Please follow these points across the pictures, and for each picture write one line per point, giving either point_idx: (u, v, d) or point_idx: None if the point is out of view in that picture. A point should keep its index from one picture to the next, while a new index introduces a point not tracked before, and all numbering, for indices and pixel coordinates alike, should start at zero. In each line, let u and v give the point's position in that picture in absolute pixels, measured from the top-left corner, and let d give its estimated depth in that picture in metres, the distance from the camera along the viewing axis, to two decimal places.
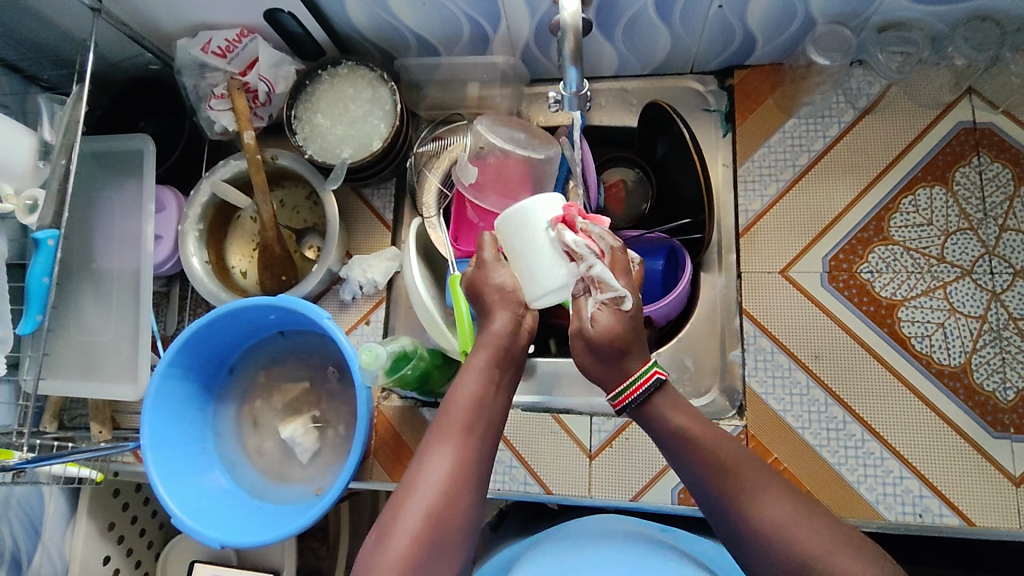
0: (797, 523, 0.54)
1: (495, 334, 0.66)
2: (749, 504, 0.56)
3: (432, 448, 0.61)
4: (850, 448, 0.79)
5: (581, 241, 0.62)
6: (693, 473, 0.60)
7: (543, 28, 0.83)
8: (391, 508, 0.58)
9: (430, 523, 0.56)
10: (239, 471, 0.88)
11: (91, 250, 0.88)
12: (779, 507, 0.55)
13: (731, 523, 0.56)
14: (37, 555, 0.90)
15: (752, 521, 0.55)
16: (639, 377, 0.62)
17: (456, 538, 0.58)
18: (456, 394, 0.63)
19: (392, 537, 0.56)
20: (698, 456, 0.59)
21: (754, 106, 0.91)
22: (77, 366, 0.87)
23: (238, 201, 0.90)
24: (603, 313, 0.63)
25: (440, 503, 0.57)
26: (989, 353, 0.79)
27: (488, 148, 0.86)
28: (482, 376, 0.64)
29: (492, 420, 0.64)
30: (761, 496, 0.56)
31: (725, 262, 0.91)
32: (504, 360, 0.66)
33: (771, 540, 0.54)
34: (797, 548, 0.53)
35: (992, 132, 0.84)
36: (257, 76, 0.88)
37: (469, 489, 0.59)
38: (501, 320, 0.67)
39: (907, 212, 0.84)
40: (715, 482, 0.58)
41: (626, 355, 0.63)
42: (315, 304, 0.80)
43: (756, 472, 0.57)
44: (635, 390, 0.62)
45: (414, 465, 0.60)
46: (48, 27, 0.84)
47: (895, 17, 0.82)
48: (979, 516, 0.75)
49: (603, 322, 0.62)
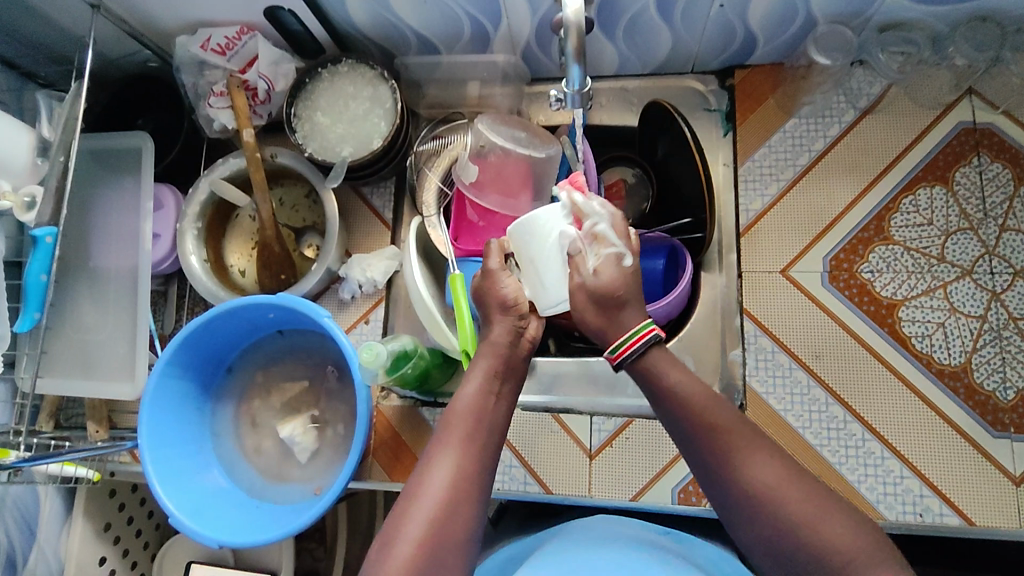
0: (781, 484, 0.55)
1: (493, 346, 0.67)
2: (738, 462, 0.56)
3: (433, 460, 0.60)
4: (851, 447, 0.79)
5: (591, 202, 0.66)
6: (682, 430, 0.60)
7: (545, 26, 0.83)
8: (395, 515, 0.58)
9: (433, 529, 0.56)
10: (237, 471, 0.88)
11: (87, 248, 0.87)
12: (765, 465, 0.56)
13: (716, 477, 0.57)
14: (32, 556, 0.89)
15: (738, 478, 0.56)
16: (637, 331, 0.63)
17: (460, 546, 0.57)
18: (457, 400, 0.64)
19: (395, 543, 0.56)
20: (689, 413, 0.60)
21: (755, 106, 0.91)
22: (73, 364, 0.86)
23: (235, 198, 0.90)
24: (606, 264, 0.65)
25: (443, 509, 0.57)
26: (989, 353, 0.79)
27: (488, 147, 0.86)
28: (481, 387, 0.65)
29: (494, 429, 0.64)
30: (747, 453, 0.56)
31: (725, 262, 0.91)
32: (506, 371, 0.67)
33: (754, 498, 0.55)
34: (779, 508, 0.54)
35: (992, 133, 0.84)
36: (257, 73, 0.88)
37: (472, 496, 0.59)
38: (495, 328, 0.69)
39: (908, 213, 0.84)
40: (704, 440, 0.58)
41: (624, 309, 0.64)
42: (316, 303, 0.80)
43: (744, 431, 0.58)
44: (634, 342, 0.63)
45: (416, 472, 0.60)
46: (46, 23, 0.84)
47: (896, 17, 0.83)
48: (979, 514, 0.75)
49: (605, 273, 0.64)
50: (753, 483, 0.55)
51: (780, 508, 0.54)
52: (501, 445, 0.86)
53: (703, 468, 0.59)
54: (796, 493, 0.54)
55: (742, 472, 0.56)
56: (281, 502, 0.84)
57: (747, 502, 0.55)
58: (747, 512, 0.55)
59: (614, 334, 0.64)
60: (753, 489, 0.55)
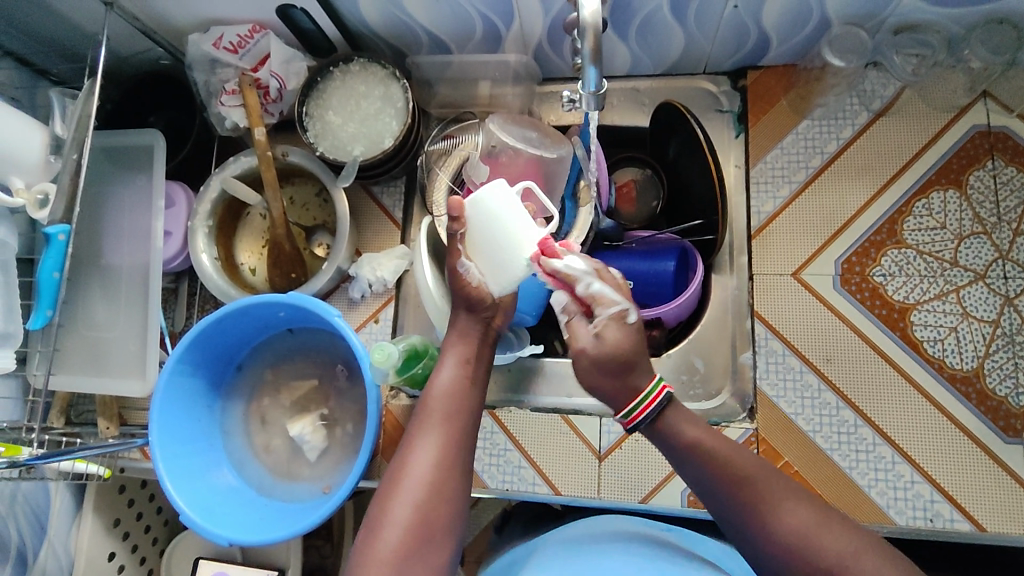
0: (812, 527, 0.56)
1: (459, 327, 0.71)
2: (768, 509, 0.57)
3: (415, 442, 0.63)
4: (862, 452, 0.78)
5: (573, 263, 0.64)
6: (704, 482, 0.61)
7: (557, 26, 0.83)
8: (379, 503, 0.60)
9: (419, 512, 0.59)
10: (247, 469, 0.88)
11: (99, 246, 0.87)
12: (796, 512, 0.57)
13: (753, 534, 0.58)
14: (43, 551, 0.89)
15: (776, 530, 0.56)
16: (649, 392, 0.62)
17: (446, 525, 0.60)
18: (432, 385, 0.67)
19: (383, 530, 0.58)
20: (711, 466, 0.61)
21: (768, 108, 0.90)
22: (86, 361, 0.87)
23: (248, 197, 0.89)
24: (610, 326, 0.63)
25: (426, 495, 0.60)
26: (1002, 358, 0.78)
27: (500, 147, 0.86)
28: (456, 371, 0.68)
29: (473, 410, 0.66)
30: (783, 506, 0.57)
31: (736, 264, 0.90)
32: (480, 353, 0.71)
33: (792, 549, 0.55)
34: (818, 556, 0.54)
35: (1006, 136, 0.84)
36: (269, 72, 0.88)
37: (455, 477, 0.62)
38: (459, 318, 0.72)
39: (921, 216, 0.83)
40: (731, 492, 0.59)
41: (634, 369, 0.63)
42: (326, 301, 0.80)
43: (768, 479, 0.59)
44: (645, 406, 0.62)
45: (397, 459, 0.62)
46: (58, 20, 0.84)
47: (911, 19, 0.82)
48: (989, 521, 0.74)
49: (610, 335, 0.63)
50: (787, 530, 0.56)
51: (817, 553, 0.54)
52: (510, 446, 0.86)
53: (733, 521, 0.59)
54: (830, 542, 0.55)
55: (776, 522, 0.56)
56: (291, 499, 0.85)
57: (786, 551, 0.56)
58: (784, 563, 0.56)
59: (632, 392, 0.63)
60: (787, 540, 0.56)
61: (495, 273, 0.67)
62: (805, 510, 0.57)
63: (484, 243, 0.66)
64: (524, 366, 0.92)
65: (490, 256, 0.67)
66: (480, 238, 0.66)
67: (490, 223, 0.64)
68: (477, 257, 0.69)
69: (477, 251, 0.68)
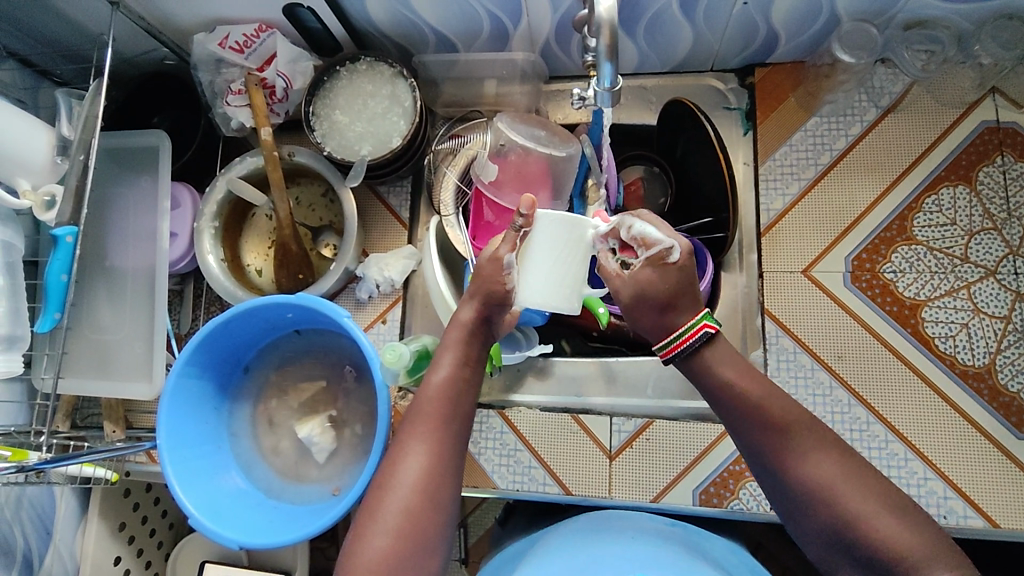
0: (836, 478, 0.55)
1: (462, 323, 0.67)
2: (792, 455, 0.57)
3: (406, 448, 0.61)
4: (874, 448, 0.78)
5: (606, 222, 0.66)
6: (735, 422, 0.60)
7: (565, 23, 0.82)
8: (369, 508, 0.59)
9: (409, 520, 0.57)
10: (254, 470, 0.87)
11: (104, 248, 0.87)
12: (822, 462, 0.56)
13: (782, 482, 0.57)
14: (49, 557, 0.88)
15: (801, 480, 0.56)
16: (688, 328, 0.62)
17: (436, 534, 0.58)
18: (428, 386, 0.64)
19: (371, 537, 0.57)
20: (742, 405, 0.60)
21: (775, 105, 0.90)
22: (92, 364, 0.86)
23: (254, 198, 0.89)
24: (650, 265, 0.62)
25: (416, 503, 0.58)
26: (1014, 354, 0.78)
27: (509, 145, 0.84)
28: (453, 373, 0.65)
29: (465, 414, 0.65)
30: (806, 455, 0.56)
31: (745, 262, 0.90)
32: (477, 355, 0.68)
33: (814, 496, 0.55)
34: (840, 503, 0.54)
35: (1015, 132, 0.84)
36: (275, 72, 0.87)
37: (447, 483, 0.60)
38: (465, 312, 0.68)
39: (931, 212, 0.83)
40: (761, 435, 0.58)
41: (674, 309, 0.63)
42: (335, 303, 0.79)
43: (799, 424, 0.57)
44: (687, 338, 0.62)
45: (388, 464, 0.61)
46: (63, 21, 0.83)
47: (920, 15, 0.82)
48: (1003, 517, 0.74)
49: (654, 274, 0.62)
50: (811, 478, 0.55)
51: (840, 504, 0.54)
52: (520, 445, 0.85)
53: (759, 464, 0.59)
54: (851, 492, 0.54)
55: (799, 471, 0.56)
56: (297, 502, 0.84)
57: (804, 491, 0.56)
58: (813, 509, 0.55)
59: (670, 328, 0.63)
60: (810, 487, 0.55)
61: (553, 285, 0.67)
62: (830, 461, 0.56)
63: (558, 254, 0.66)
64: (532, 365, 0.91)
65: (553, 268, 0.67)
66: (552, 247, 0.66)
67: (579, 239, 0.66)
68: (534, 263, 0.67)
69: (538, 261, 0.66)
